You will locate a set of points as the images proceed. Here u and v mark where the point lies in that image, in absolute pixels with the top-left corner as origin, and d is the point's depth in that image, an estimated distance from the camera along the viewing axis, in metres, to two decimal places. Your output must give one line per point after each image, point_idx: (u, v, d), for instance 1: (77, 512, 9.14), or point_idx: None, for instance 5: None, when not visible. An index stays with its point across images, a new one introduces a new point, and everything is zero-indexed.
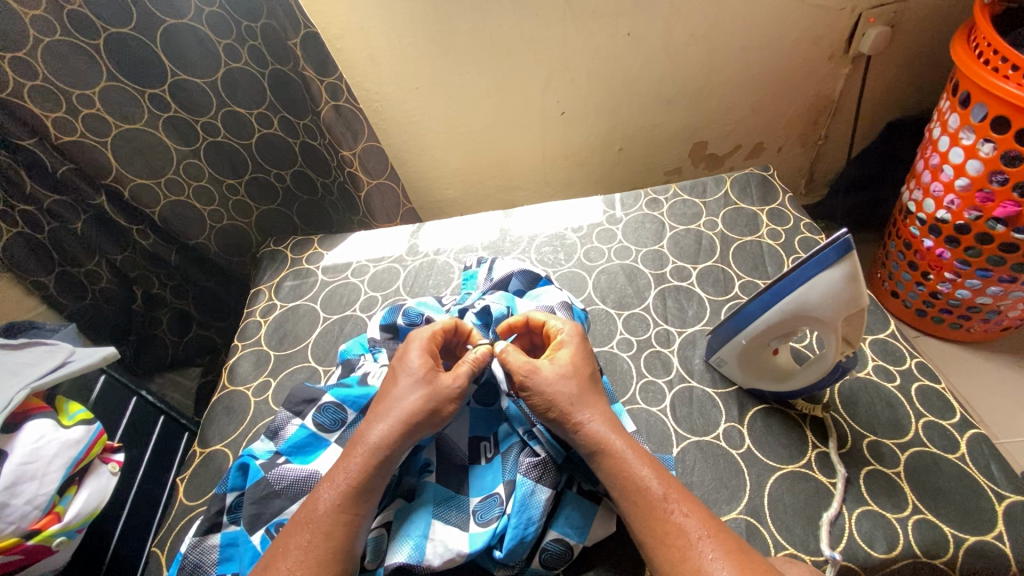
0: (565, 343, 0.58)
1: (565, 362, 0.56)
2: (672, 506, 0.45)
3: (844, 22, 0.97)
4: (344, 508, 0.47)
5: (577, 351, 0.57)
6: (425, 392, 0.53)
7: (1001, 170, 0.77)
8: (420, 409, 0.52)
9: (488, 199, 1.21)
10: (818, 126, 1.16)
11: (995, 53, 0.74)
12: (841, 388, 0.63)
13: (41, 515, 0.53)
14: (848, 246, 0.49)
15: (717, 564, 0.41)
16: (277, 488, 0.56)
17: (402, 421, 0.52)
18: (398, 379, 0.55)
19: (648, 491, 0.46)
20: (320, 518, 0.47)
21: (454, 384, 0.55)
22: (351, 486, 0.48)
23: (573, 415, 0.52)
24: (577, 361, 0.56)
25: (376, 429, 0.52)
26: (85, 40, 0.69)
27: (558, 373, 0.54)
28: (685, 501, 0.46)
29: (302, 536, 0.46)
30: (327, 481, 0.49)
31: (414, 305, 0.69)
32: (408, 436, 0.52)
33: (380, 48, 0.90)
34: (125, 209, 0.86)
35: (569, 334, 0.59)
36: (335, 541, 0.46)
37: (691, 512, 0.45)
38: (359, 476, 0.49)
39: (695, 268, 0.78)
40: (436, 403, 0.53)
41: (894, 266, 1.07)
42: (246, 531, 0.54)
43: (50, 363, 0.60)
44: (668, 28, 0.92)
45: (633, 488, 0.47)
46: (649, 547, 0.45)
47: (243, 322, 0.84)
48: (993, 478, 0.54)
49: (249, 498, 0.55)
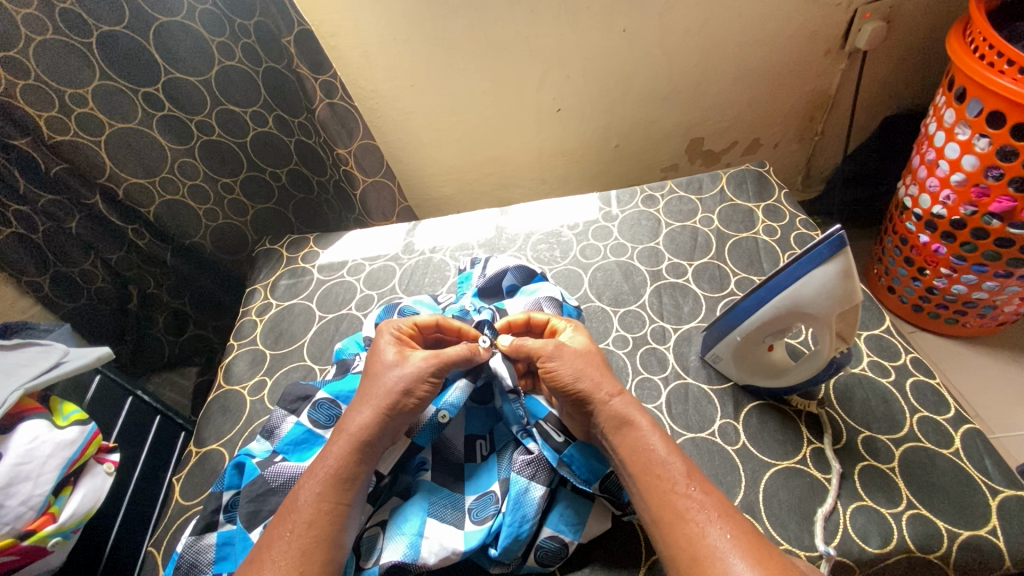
0: (578, 330, 0.59)
1: (586, 342, 0.57)
2: (693, 484, 0.45)
3: (840, 17, 0.96)
4: (325, 497, 0.47)
5: (590, 336, 0.59)
6: (400, 379, 0.53)
7: (997, 164, 0.77)
8: (392, 394, 0.52)
9: (486, 196, 1.21)
10: (815, 121, 1.16)
11: (991, 47, 0.74)
12: (836, 383, 0.63)
13: (36, 515, 0.53)
14: (842, 241, 0.49)
15: (733, 543, 0.40)
16: (273, 485, 0.56)
17: (379, 408, 0.52)
18: (374, 370, 0.55)
19: (670, 467, 0.46)
20: (302, 508, 0.47)
21: (428, 366, 0.54)
22: (331, 475, 0.49)
23: (601, 390, 0.52)
24: (594, 344, 0.58)
25: (354, 417, 0.52)
26: (78, 39, 0.69)
27: (584, 350, 0.56)
28: (705, 483, 0.46)
29: (285, 527, 0.46)
30: (308, 473, 0.49)
31: (410, 303, 0.70)
32: (386, 425, 0.52)
33: (374, 45, 0.90)
34: (120, 208, 0.85)
35: (577, 325, 0.60)
36: (318, 530, 0.46)
37: (711, 492, 0.45)
38: (338, 465, 0.49)
39: (691, 265, 0.78)
40: (408, 384, 0.53)
41: (890, 262, 1.07)
42: (245, 528, 0.54)
43: (44, 363, 0.60)
44: (663, 25, 0.92)
45: (656, 463, 0.47)
46: (665, 522, 0.44)
47: (238, 320, 0.84)
48: (987, 472, 0.54)
49: (245, 496, 0.55)
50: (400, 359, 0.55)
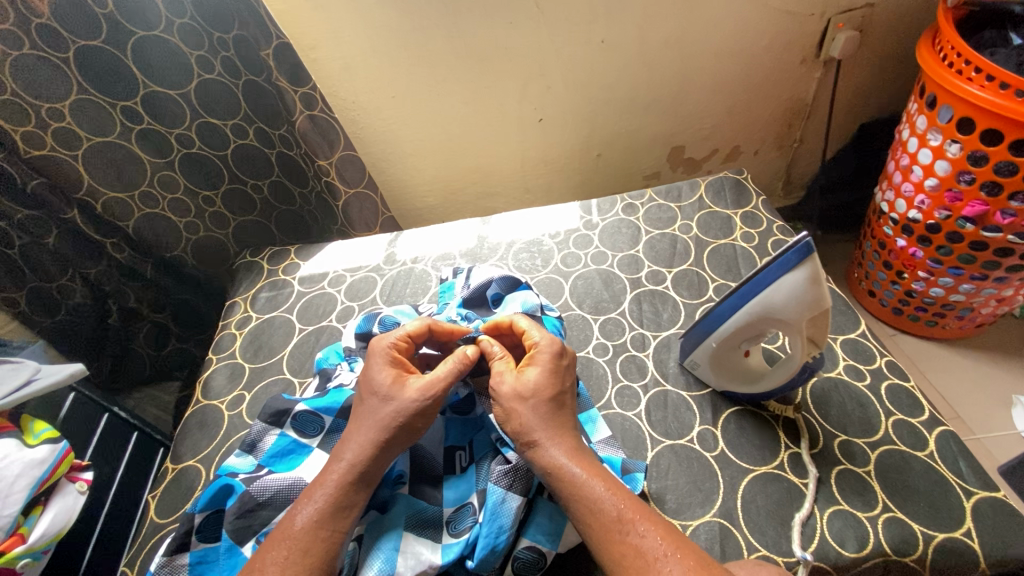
0: (536, 361, 0.54)
1: (528, 382, 0.52)
2: (628, 526, 0.43)
3: (814, 27, 0.98)
4: (322, 525, 0.46)
5: (546, 371, 0.53)
6: (393, 408, 0.52)
7: (968, 170, 0.78)
8: (389, 427, 0.51)
9: (469, 206, 1.21)
10: (793, 128, 1.17)
11: (959, 56, 0.76)
12: (813, 388, 0.63)
13: (4, 537, 0.52)
14: (809, 248, 0.49)
15: None
16: (261, 499, 0.54)
17: (376, 438, 0.51)
18: (366, 398, 0.54)
19: (602, 513, 0.44)
20: (297, 534, 0.45)
21: (420, 396, 0.52)
22: (330, 502, 0.47)
23: (525, 437, 0.49)
24: (542, 381, 0.52)
25: (351, 447, 0.51)
26: (54, 53, 0.68)
27: (514, 393, 0.52)
28: (643, 520, 0.43)
29: (279, 553, 0.44)
30: (306, 497, 0.48)
31: (390, 314, 0.69)
32: (385, 455, 0.51)
33: (354, 58, 0.90)
34: (98, 223, 0.85)
35: (543, 351, 0.55)
36: (314, 557, 0.44)
37: (648, 531, 0.42)
38: (337, 492, 0.48)
39: (671, 272, 0.78)
40: (405, 417, 0.51)
41: (870, 266, 1.09)
42: (235, 543, 0.53)
43: (15, 382, 0.59)
44: (641, 35, 0.93)
45: (588, 511, 0.45)
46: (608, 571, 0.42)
47: (218, 334, 0.83)
48: (961, 474, 0.55)
49: (232, 513, 0.53)
50: (394, 386, 0.53)
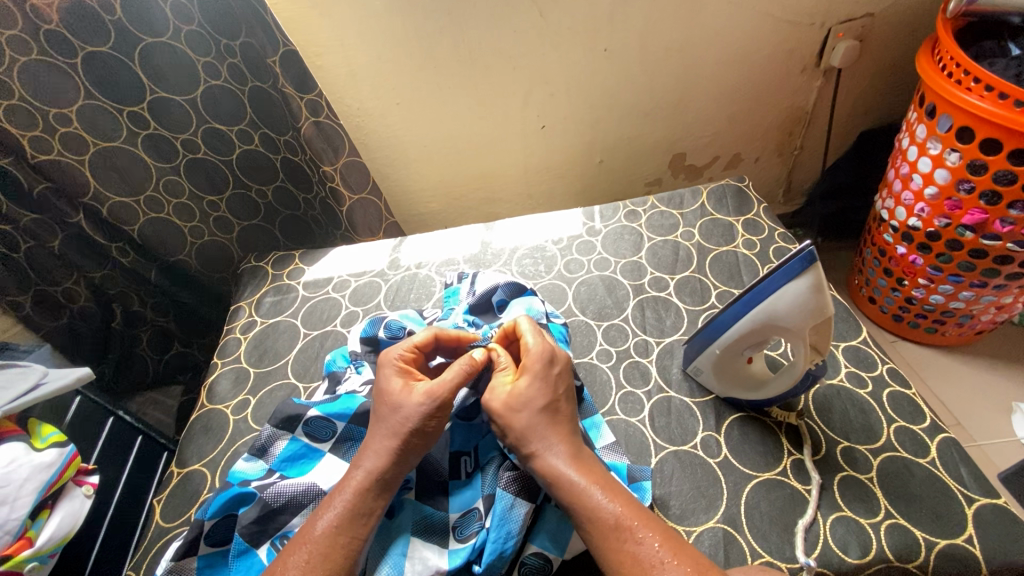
0: (526, 371, 0.54)
1: (516, 394, 0.52)
2: (626, 533, 0.43)
3: (814, 36, 0.99)
4: (342, 531, 0.47)
5: (534, 382, 0.53)
6: (405, 414, 0.52)
7: (968, 178, 0.79)
8: (402, 434, 0.51)
9: (472, 211, 1.22)
10: (794, 136, 1.18)
11: (958, 66, 0.76)
12: (815, 394, 0.64)
13: (12, 540, 0.52)
14: (813, 257, 0.50)
15: None
16: (275, 505, 0.55)
17: (393, 445, 0.51)
18: (381, 405, 0.54)
19: (601, 520, 0.45)
20: (317, 540, 0.46)
21: (426, 401, 0.52)
22: (349, 508, 0.48)
23: (531, 443, 0.50)
24: (527, 393, 0.52)
25: (370, 454, 0.51)
26: (63, 59, 0.69)
27: (504, 405, 0.52)
28: (642, 527, 0.44)
29: (301, 556, 0.45)
30: (326, 504, 0.49)
31: (395, 319, 0.70)
32: (404, 461, 0.51)
33: (360, 65, 0.91)
34: (104, 227, 0.85)
35: (533, 360, 0.54)
36: (334, 562, 0.45)
37: (645, 538, 0.43)
38: (357, 499, 0.49)
39: (673, 278, 0.79)
40: (415, 422, 0.52)
41: (870, 272, 1.09)
42: (251, 545, 0.54)
43: (22, 386, 0.59)
44: (644, 43, 0.94)
45: (587, 517, 0.45)
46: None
47: (222, 338, 0.83)
48: (962, 481, 0.55)
49: (247, 519, 0.54)
50: (405, 393, 0.54)
